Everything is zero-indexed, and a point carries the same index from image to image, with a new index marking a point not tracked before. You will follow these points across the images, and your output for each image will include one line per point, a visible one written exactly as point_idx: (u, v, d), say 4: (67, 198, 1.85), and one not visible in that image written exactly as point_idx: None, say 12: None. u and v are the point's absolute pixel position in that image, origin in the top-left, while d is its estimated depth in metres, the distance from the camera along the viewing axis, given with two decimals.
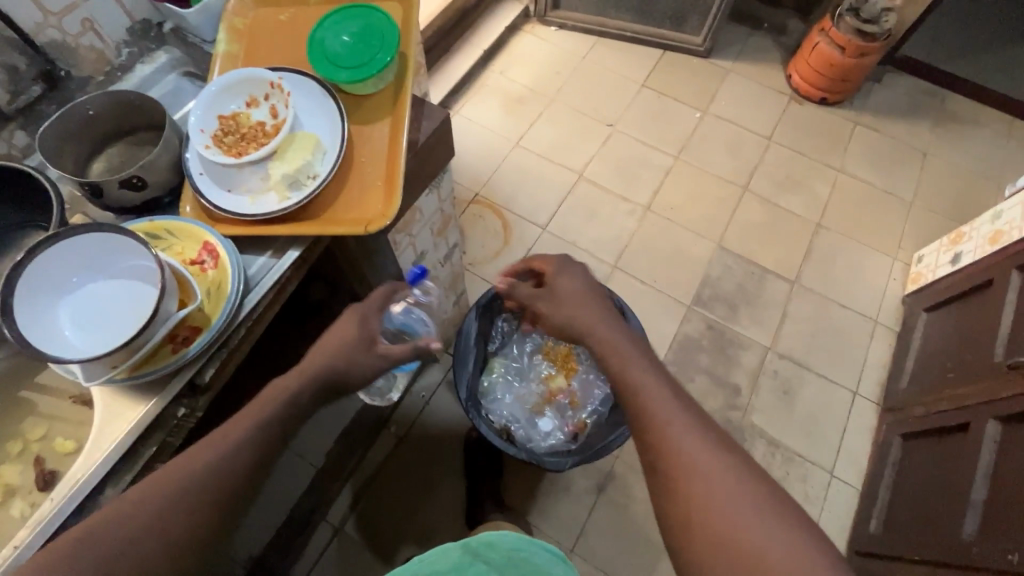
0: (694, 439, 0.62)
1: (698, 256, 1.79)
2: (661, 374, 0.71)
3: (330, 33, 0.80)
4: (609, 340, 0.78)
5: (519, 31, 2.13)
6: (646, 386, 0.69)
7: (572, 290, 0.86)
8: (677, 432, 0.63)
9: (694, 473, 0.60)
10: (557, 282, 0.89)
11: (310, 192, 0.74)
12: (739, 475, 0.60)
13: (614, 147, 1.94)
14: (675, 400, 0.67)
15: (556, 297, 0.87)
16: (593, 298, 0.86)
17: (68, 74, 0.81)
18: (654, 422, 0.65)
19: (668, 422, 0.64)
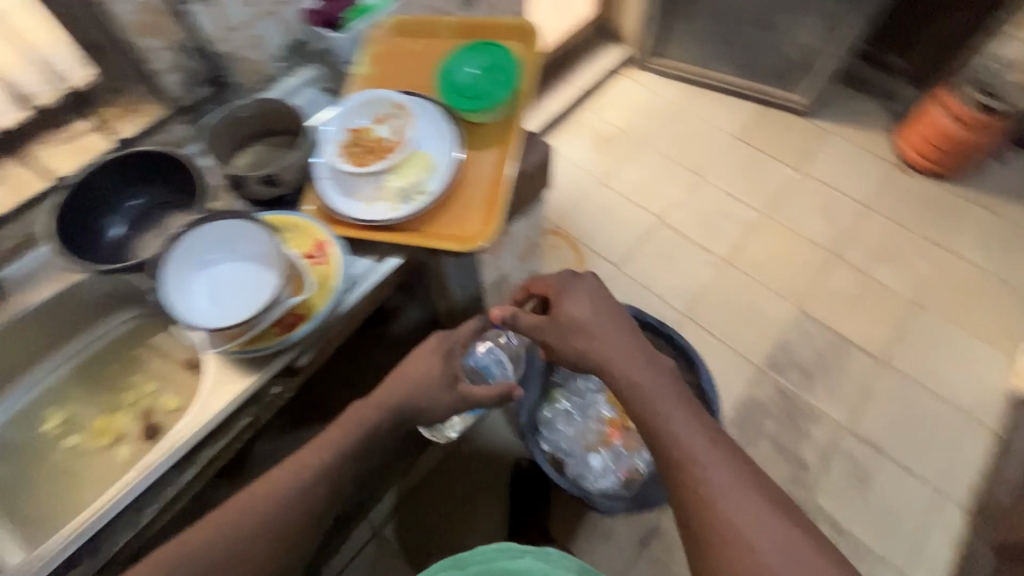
0: (728, 488, 0.67)
1: (776, 318, 1.72)
2: (686, 413, 0.75)
3: (457, 64, 0.87)
4: (633, 370, 0.80)
5: (617, 74, 2.18)
6: (677, 428, 0.73)
7: (581, 318, 0.86)
8: (711, 482, 0.68)
9: (731, 525, 0.65)
10: (563, 304, 0.88)
11: (418, 206, 0.80)
12: (771, 518, 0.65)
13: (699, 196, 1.92)
14: (702, 442, 0.71)
15: (568, 327, 0.86)
16: (602, 316, 0.86)
17: (230, 80, 0.93)
18: (687, 472, 0.69)
19: (702, 471, 0.69)
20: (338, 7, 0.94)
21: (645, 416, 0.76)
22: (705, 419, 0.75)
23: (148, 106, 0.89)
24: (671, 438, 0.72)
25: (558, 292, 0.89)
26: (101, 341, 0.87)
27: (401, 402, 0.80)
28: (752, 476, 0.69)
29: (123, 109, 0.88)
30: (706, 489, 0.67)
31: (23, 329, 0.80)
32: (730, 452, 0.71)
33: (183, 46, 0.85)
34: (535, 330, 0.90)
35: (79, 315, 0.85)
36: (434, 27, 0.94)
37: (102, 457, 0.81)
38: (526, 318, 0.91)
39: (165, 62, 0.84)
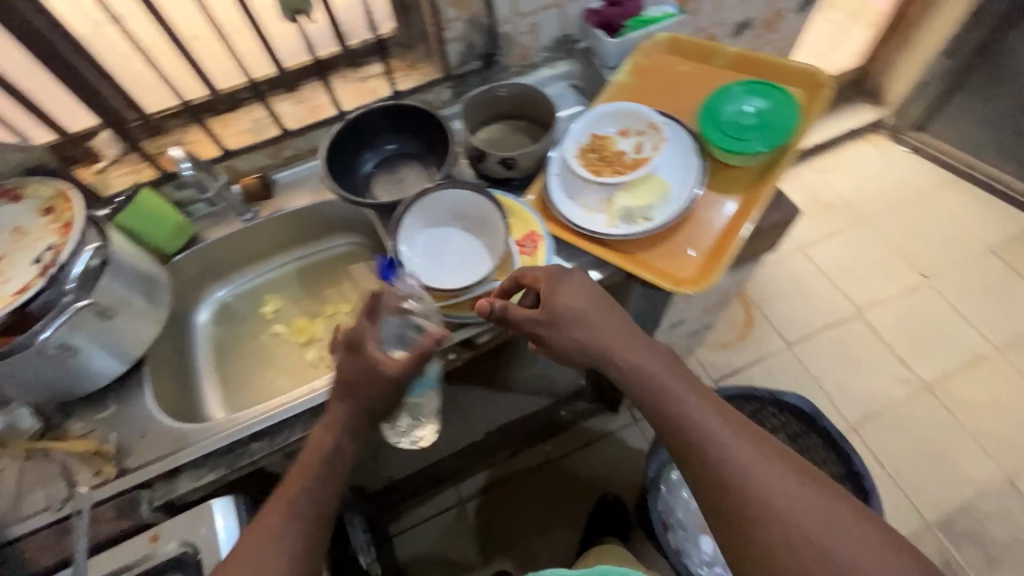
0: (753, 467, 0.57)
1: (970, 475, 1.41)
2: (687, 390, 0.64)
3: (730, 97, 0.82)
4: (633, 354, 0.66)
5: (860, 137, 1.92)
6: (684, 403, 0.62)
7: (577, 308, 0.68)
8: (733, 461, 0.57)
9: (768, 512, 0.54)
10: (557, 295, 0.68)
11: (640, 230, 0.77)
12: (801, 490, 0.55)
13: (916, 300, 1.64)
14: (717, 420, 0.61)
15: (563, 321, 0.67)
16: (599, 305, 0.69)
17: (499, 59, 0.97)
18: (709, 460, 0.58)
19: (720, 456, 0.58)
20: (621, 11, 0.93)
21: (654, 408, 0.64)
22: (706, 393, 0.64)
23: (424, 66, 0.97)
24: (680, 423, 0.61)
25: (548, 282, 0.69)
26: (320, 254, 1.00)
27: (355, 411, 0.65)
28: (775, 448, 0.59)
29: (406, 63, 0.98)
30: (729, 474, 0.57)
31: (274, 227, 0.94)
32: (743, 424, 0.61)
33: (476, 21, 0.89)
34: (537, 328, 0.69)
35: (315, 228, 0.97)
36: (710, 53, 0.91)
37: (294, 352, 0.93)
38: (517, 312, 0.69)
39: (457, 32, 0.90)
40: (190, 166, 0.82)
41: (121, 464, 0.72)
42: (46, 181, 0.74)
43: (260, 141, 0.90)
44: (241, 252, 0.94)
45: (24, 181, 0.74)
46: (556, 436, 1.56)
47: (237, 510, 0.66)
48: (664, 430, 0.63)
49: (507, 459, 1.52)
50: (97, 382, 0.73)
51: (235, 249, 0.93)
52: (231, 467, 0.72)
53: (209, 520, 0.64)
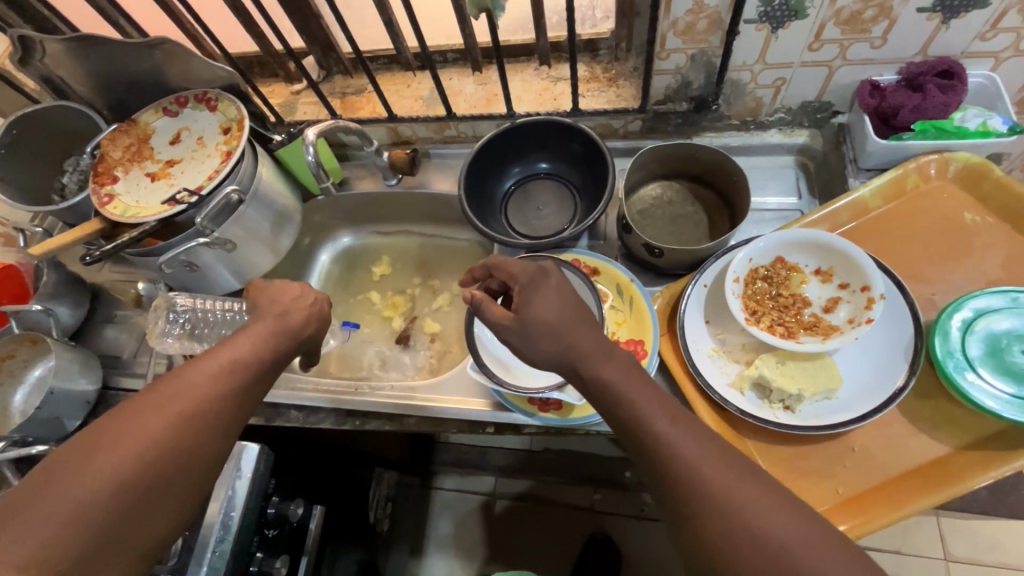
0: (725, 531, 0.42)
1: None
2: (645, 394, 0.48)
3: (999, 314, 0.54)
4: (603, 358, 0.50)
5: None
6: (635, 402, 0.47)
7: (551, 322, 0.51)
8: (702, 485, 0.43)
9: (756, 548, 0.40)
10: (531, 303, 0.52)
11: (768, 418, 0.57)
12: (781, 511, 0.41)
13: None
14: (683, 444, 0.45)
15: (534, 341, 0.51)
16: (578, 315, 0.52)
17: (717, 107, 0.77)
18: (684, 485, 0.44)
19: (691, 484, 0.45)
20: (913, 103, 0.64)
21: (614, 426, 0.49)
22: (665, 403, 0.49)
23: (624, 85, 0.81)
24: (639, 440, 0.47)
25: (523, 284, 0.54)
26: (444, 239, 0.97)
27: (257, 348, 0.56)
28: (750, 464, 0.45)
29: (605, 73, 0.82)
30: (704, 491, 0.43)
31: (411, 200, 0.92)
32: (717, 449, 0.45)
33: (704, 57, 0.70)
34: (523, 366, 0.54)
35: (446, 214, 0.94)
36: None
37: (380, 323, 0.94)
38: (491, 311, 0.54)
39: (674, 64, 0.71)
40: (315, 151, 0.78)
41: None
42: (233, 102, 0.79)
43: (427, 115, 0.86)
44: (376, 211, 0.96)
45: (221, 95, 0.81)
46: (610, 490, 1.44)
47: (257, 465, 0.72)
48: (622, 438, 0.48)
49: (551, 483, 1.47)
50: (217, 295, 0.84)
51: (371, 206, 0.95)
52: (268, 421, 0.76)
53: (235, 460, 0.71)
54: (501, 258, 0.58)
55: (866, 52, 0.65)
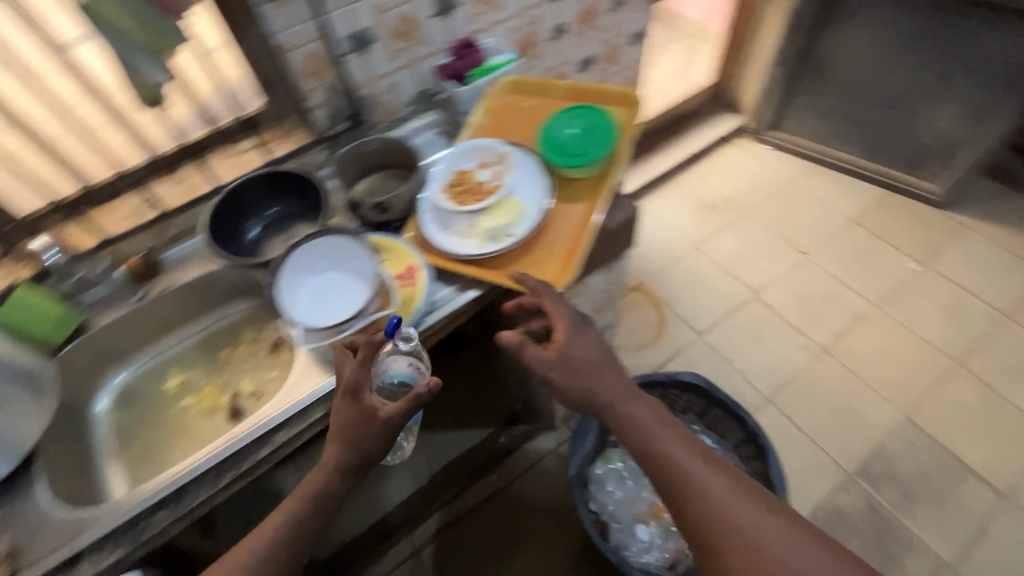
0: (733, 524, 0.65)
1: (875, 419, 1.58)
2: (669, 432, 0.74)
3: (562, 122, 0.95)
4: (630, 403, 0.76)
5: (728, 143, 2.26)
6: (649, 424, 0.74)
7: (586, 358, 0.77)
8: (719, 503, 0.66)
9: (753, 544, 0.63)
10: (571, 344, 0.77)
11: (504, 246, 0.86)
12: (763, 518, 0.65)
13: (800, 275, 1.88)
14: (708, 471, 0.69)
15: (570, 368, 0.76)
16: (608, 365, 0.78)
17: (367, 117, 1.07)
18: (699, 512, 0.66)
19: (706, 485, 0.68)
20: (463, 65, 1.05)
21: (642, 437, 0.73)
22: (682, 436, 0.74)
23: (297, 133, 1.04)
24: (666, 458, 0.71)
25: (567, 329, 0.78)
26: (218, 323, 1.02)
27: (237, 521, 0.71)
28: (746, 485, 0.69)
29: (279, 134, 1.03)
30: (705, 489, 0.67)
31: (166, 303, 0.96)
32: (697, 446, 0.72)
33: (334, 87, 0.99)
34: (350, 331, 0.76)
35: (209, 298, 1.00)
36: (546, 87, 1.04)
37: (199, 422, 0.93)
38: (530, 350, 0.77)
39: (320, 99, 0.99)
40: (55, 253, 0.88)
41: (14, 563, 0.71)
42: None
43: (141, 225, 0.94)
44: (134, 335, 0.96)
45: None
46: (501, 465, 1.56)
47: None
48: (657, 473, 0.71)
49: (455, 498, 1.52)
50: None
51: (127, 332, 0.95)
52: (134, 542, 0.71)
53: None
54: (544, 284, 0.82)
55: (424, 49, 1.04)
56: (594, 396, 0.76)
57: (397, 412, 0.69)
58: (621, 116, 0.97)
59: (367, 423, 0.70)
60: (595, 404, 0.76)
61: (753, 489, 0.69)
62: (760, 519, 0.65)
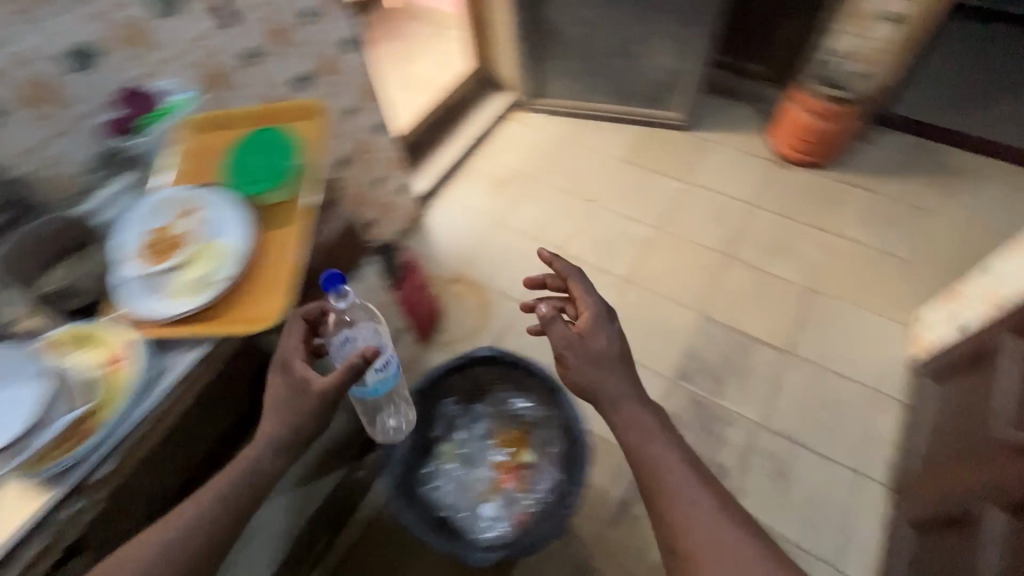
0: (693, 516, 0.92)
1: (680, 325, 1.78)
2: (666, 445, 1.00)
3: (243, 156, 1.01)
4: (635, 406, 1.04)
5: (505, 119, 2.36)
6: (651, 434, 1.01)
7: (603, 350, 1.06)
8: (686, 503, 0.94)
9: (699, 529, 0.91)
10: (591, 336, 1.07)
11: (211, 294, 0.84)
12: (717, 521, 0.92)
13: (594, 221, 2.04)
14: (689, 478, 0.97)
15: (596, 358, 1.06)
16: (622, 362, 1.07)
17: (34, 199, 0.96)
18: (672, 508, 0.94)
19: (684, 491, 0.95)
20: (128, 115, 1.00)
21: (645, 449, 1.00)
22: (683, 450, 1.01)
23: None
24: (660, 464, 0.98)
25: (588, 325, 1.07)
26: None
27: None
28: (717, 497, 0.95)
29: None
30: (684, 496, 0.95)
31: None
32: (687, 461, 0.99)
33: None
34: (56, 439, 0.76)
35: None
36: (232, 124, 1.06)
37: None
38: (556, 328, 1.08)
39: None
40: None
41: None
42: None
43: None
44: None
45: None
46: (368, 496, 1.50)
47: None
48: (648, 470, 0.99)
49: (327, 550, 1.43)
50: None
51: None
52: None
53: None
54: (581, 280, 1.13)
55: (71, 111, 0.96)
56: (614, 394, 1.04)
57: (327, 385, 0.95)
58: (302, 134, 1.03)
59: (297, 393, 0.96)
60: (602, 398, 1.05)
61: (718, 495, 0.96)
62: (704, 515, 0.93)
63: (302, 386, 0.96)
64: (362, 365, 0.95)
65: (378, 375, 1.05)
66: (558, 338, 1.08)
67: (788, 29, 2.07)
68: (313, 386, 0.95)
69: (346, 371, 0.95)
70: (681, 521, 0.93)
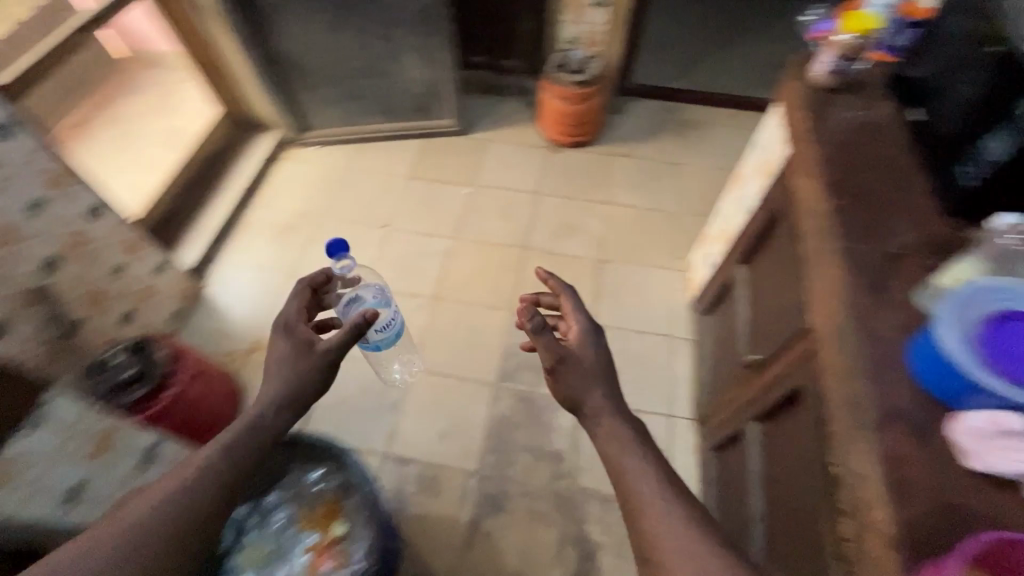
0: (676, 534, 0.75)
1: (493, 328, 1.81)
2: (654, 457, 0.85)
3: None
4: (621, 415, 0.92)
5: (277, 160, 2.22)
6: (633, 443, 0.86)
7: (589, 360, 0.98)
8: (665, 515, 0.77)
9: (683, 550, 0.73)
10: (580, 350, 1.00)
11: None
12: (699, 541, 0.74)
13: (390, 246, 2.01)
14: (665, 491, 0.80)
15: (575, 364, 0.97)
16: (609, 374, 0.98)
17: None
18: (655, 527, 0.76)
19: (661, 502, 0.78)
20: None
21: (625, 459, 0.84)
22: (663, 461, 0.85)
23: None
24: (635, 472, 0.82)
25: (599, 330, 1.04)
26: None
27: None
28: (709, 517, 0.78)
29: None
30: (666, 515, 0.77)
31: None
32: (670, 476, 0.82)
33: None
34: None
35: None
36: None
37: None
38: (545, 338, 0.98)
39: None
40: None
41: None
42: None
43: None
44: None
45: None
46: None
47: None
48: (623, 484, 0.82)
49: None
50: None
51: None
52: None
53: None
54: (575, 299, 1.11)
55: None
56: (598, 407, 0.92)
57: (334, 344, 0.95)
58: None
59: (301, 352, 0.93)
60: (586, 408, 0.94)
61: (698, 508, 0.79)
62: (682, 532, 0.75)
63: (307, 347, 0.94)
64: (363, 325, 0.98)
65: (380, 334, 1.29)
66: (548, 348, 0.98)
67: (522, 25, 2.19)
68: (317, 345, 0.95)
69: (349, 330, 0.97)
70: (646, 524, 0.77)
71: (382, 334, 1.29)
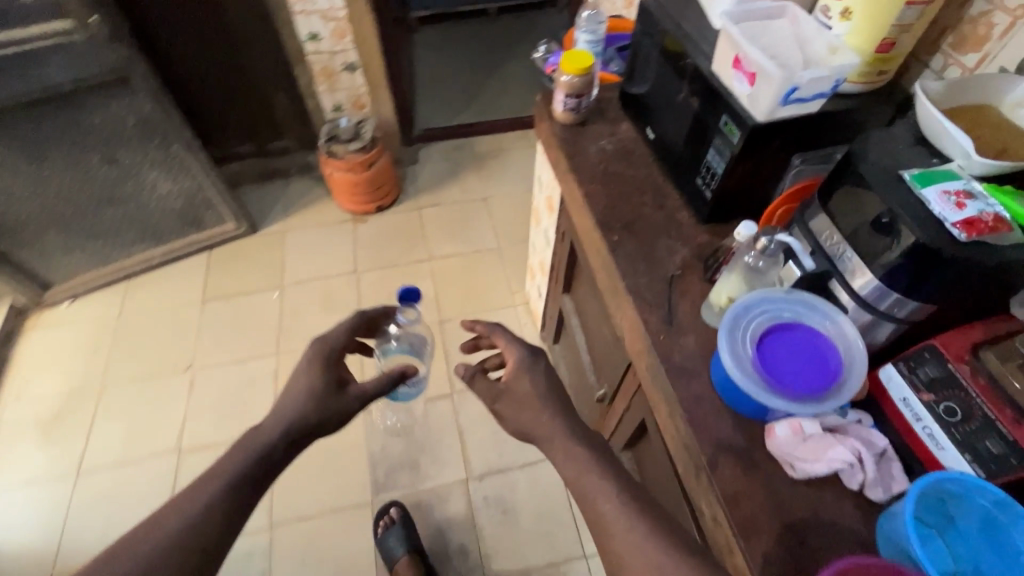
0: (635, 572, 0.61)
1: (349, 437, 1.61)
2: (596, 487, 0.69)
3: None
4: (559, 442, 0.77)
5: (20, 335, 1.79)
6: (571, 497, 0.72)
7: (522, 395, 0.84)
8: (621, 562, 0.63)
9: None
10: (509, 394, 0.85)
11: None
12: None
13: (202, 390, 1.71)
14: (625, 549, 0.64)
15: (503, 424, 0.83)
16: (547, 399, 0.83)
17: None
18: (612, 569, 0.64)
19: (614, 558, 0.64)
20: None
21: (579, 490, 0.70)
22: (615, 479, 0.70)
23: None
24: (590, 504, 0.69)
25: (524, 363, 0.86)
26: None
27: None
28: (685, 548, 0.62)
29: None
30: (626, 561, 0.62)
31: None
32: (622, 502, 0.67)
33: None
34: None
35: None
36: None
37: None
38: (478, 385, 0.88)
39: None
40: None
41: None
42: None
43: None
44: None
45: None
46: None
47: None
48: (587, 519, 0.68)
49: None
50: None
51: None
52: None
53: None
54: (503, 330, 0.94)
55: None
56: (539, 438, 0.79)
57: (374, 387, 0.90)
58: None
59: (335, 393, 0.84)
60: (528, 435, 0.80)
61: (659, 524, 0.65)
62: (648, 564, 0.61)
63: (341, 384, 0.86)
64: (399, 380, 0.93)
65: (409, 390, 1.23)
66: (484, 391, 0.87)
67: (278, 105, 2.01)
68: (355, 389, 0.87)
69: (388, 380, 0.92)
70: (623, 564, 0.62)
71: (410, 388, 1.19)
